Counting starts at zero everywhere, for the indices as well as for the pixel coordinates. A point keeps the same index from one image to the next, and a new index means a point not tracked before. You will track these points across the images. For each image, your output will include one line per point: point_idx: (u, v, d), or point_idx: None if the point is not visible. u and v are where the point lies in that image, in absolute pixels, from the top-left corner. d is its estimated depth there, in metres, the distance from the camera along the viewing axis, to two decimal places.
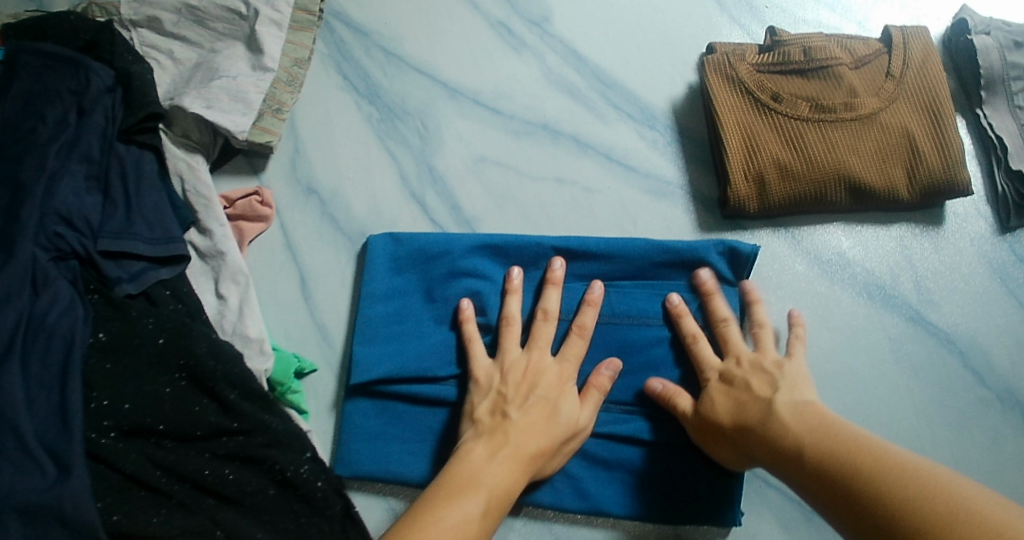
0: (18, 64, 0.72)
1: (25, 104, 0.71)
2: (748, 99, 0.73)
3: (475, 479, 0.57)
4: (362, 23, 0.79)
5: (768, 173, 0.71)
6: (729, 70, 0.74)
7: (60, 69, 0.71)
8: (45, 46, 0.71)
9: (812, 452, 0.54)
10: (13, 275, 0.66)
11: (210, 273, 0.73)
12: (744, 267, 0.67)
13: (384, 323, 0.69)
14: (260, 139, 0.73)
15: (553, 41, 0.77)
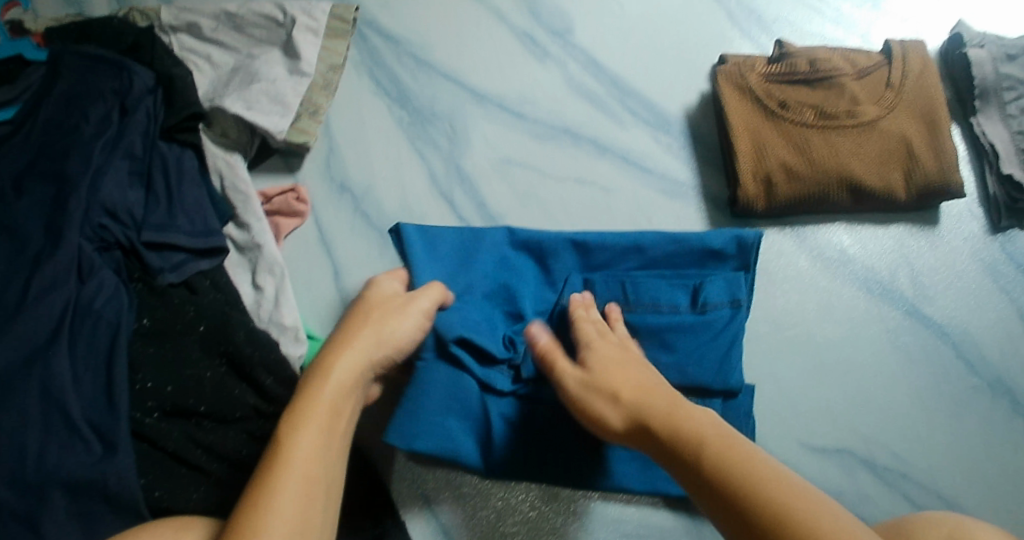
0: (63, 64, 0.81)
1: (68, 102, 0.80)
2: (757, 106, 0.77)
3: (285, 457, 0.56)
4: (394, 32, 0.83)
5: (776, 175, 0.75)
6: (739, 79, 0.78)
7: (104, 70, 0.81)
8: (88, 49, 0.81)
9: (708, 456, 0.53)
10: (62, 264, 0.72)
11: (248, 265, 0.78)
12: (751, 253, 0.71)
13: None
14: (296, 138, 0.78)
15: (573, 50, 0.81)
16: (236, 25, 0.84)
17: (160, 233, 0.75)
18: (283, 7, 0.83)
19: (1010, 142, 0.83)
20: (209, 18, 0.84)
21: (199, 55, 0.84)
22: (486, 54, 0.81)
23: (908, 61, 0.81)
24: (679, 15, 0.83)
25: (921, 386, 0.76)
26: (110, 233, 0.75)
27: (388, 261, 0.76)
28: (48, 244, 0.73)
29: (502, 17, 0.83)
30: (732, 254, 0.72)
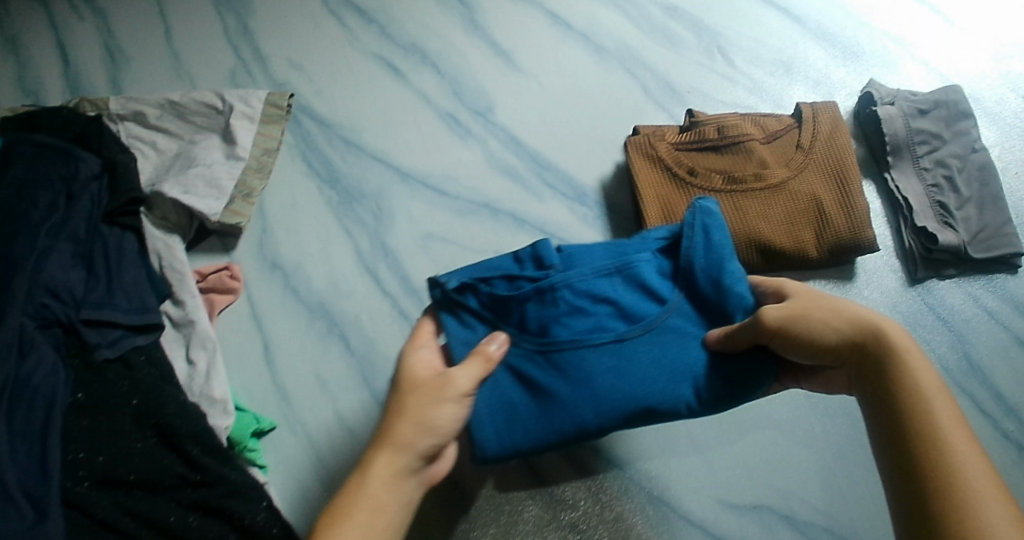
0: (14, 152, 0.81)
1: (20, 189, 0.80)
2: (667, 174, 0.80)
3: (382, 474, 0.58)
4: (327, 117, 0.86)
5: None
6: (650, 149, 0.81)
7: (52, 157, 0.82)
8: (39, 138, 0.82)
9: (907, 423, 0.52)
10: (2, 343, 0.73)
11: (182, 340, 0.81)
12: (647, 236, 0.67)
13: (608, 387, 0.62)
14: (230, 220, 0.81)
15: (495, 128, 0.84)
16: (180, 113, 0.88)
17: (102, 309, 0.77)
18: (222, 96, 0.87)
19: (922, 196, 0.86)
20: (154, 106, 0.88)
21: (145, 142, 0.88)
22: (410, 133, 0.84)
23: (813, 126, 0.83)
24: (595, 91, 0.85)
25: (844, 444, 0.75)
26: (51, 307, 0.77)
27: (314, 334, 0.79)
28: None
29: (427, 98, 0.85)
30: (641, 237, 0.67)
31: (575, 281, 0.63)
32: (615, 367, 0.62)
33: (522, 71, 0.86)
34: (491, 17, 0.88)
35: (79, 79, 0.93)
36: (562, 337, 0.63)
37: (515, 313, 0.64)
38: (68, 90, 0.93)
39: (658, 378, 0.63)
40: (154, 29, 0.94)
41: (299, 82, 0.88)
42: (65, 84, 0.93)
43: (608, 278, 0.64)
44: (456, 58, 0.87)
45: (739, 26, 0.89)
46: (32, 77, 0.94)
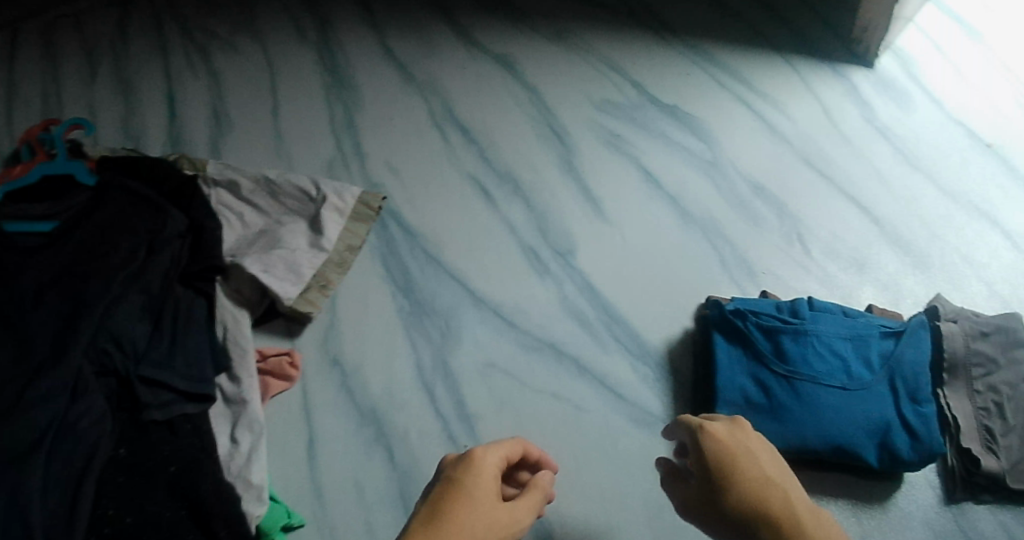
0: (106, 195, 0.90)
1: (104, 231, 0.88)
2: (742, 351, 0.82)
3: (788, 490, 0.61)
4: (414, 226, 0.90)
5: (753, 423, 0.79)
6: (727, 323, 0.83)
7: (142, 208, 0.89)
8: (134, 188, 0.90)
9: None
10: (59, 381, 0.76)
11: (230, 417, 0.81)
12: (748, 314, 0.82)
13: (812, 406, 0.79)
14: (302, 307, 0.83)
15: (574, 272, 0.87)
16: (273, 192, 0.90)
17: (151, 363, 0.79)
18: (317, 184, 0.90)
19: (975, 419, 0.86)
20: (249, 180, 0.91)
21: (233, 212, 0.90)
22: (491, 260, 0.88)
23: (883, 326, 0.86)
24: (672, 255, 0.89)
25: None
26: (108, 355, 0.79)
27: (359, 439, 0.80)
28: (50, 357, 0.78)
29: (514, 229, 0.89)
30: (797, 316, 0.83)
31: (826, 337, 0.83)
32: (843, 407, 0.80)
33: (610, 221, 0.90)
34: (587, 161, 0.93)
35: (182, 137, 0.97)
36: (806, 370, 0.80)
37: (773, 341, 0.82)
38: (168, 143, 0.97)
39: (852, 431, 0.79)
40: (263, 106, 0.98)
41: (394, 187, 0.92)
42: (168, 139, 0.97)
43: (843, 341, 0.83)
44: (549, 196, 0.91)
45: (817, 217, 0.94)
46: (139, 125, 0.99)
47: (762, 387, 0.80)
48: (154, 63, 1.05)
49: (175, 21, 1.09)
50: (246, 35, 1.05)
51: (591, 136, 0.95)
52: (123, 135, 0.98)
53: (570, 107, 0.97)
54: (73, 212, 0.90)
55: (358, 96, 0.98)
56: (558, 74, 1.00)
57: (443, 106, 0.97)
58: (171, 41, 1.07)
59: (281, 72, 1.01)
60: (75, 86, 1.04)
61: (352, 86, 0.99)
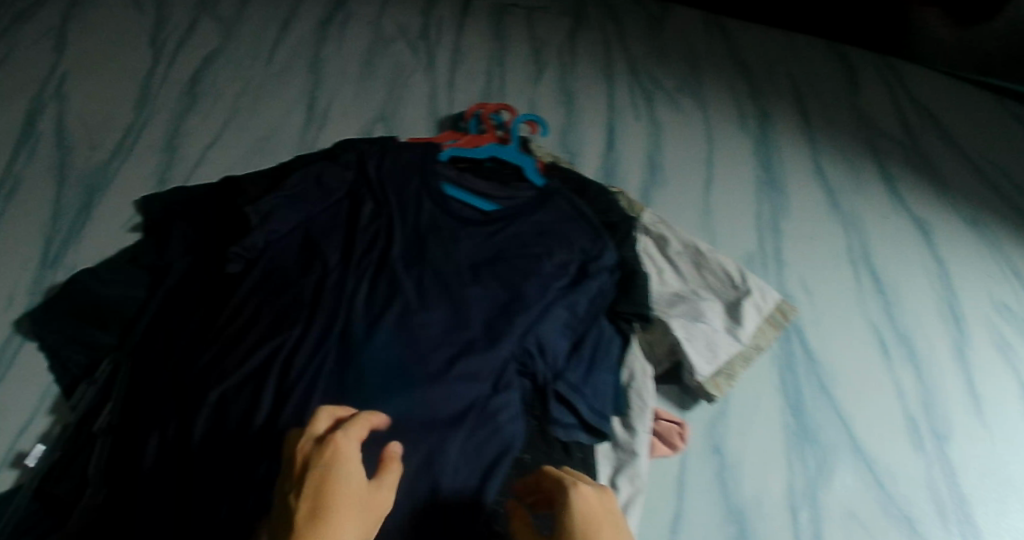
0: (552, 199, 0.92)
1: (541, 232, 0.90)
2: None
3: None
4: (815, 350, 0.94)
5: None
6: None
7: (582, 226, 0.91)
8: (582, 206, 0.92)
9: None
10: (490, 366, 0.80)
11: (613, 460, 0.84)
12: None
13: None
14: (708, 388, 0.87)
15: (945, 460, 0.90)
16: (698, 263, 0.94)
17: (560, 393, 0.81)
18: (743, 274, 0.94)
19: None
20: (680, 242, 0.95)
21: (657, 267, 0.94)
22: (874, 414, 0.91)
23: None
24: None
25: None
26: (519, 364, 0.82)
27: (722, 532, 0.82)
28: (482, 338, 0.81)
29: (902, 395, 0.93)
30: None
31: None
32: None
33: (986, 424, 0.92)
34: (978, 358, 0.97)
35: (618, 173, 1.00)
36: None
37: None
38: (603, 173, 1.00)
39: None
40: (699, 173, 1.01)
41: (805, 306, 0.96)
42: (605, 167, 1.00)
43: None
44: (937, 377, 0.95)
45: None
46: (576, 141, 1.02)
47: None
48: (599, 86, 1.07)
49: (623, 51, 1.11)
50: (690, 94, 1.08)
51: (985, 336, 0.99)
52: (562, 145, 1.01)
53: (973, 297, 1.01)
54: (517, 201, 0.92)
55: (788, 202, 1.02)
56: (969, 259, 1.03)
57: (860, 244, 1.01)
58: (618, 71, 1.09)
59: (717, 145, 1.04)
60: (518, 74, 1.07)
61: (783, 190, 1.03)
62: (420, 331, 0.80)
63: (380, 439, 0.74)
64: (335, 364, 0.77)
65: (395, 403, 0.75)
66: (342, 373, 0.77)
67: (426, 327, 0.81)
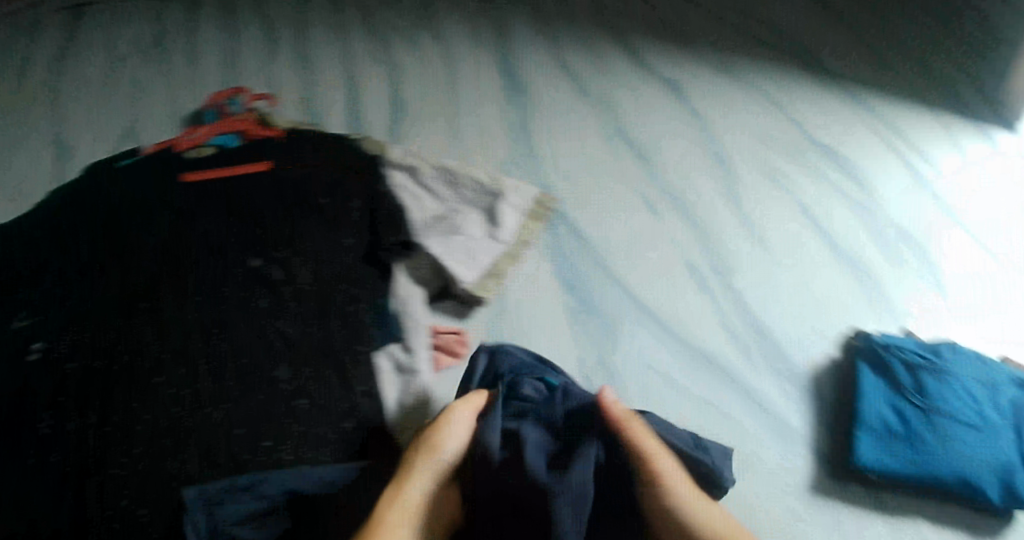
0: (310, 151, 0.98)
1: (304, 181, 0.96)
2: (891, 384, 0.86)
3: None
4: (582, 228, 0.94)
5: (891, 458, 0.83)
6: (877, 356, 0.87)
7: (336, 171, 0.97)
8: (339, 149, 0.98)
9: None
10: (264, 309, 0.85)
11: (400, 384, 0.88)
12: (888, 352, 0.87)
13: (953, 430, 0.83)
14: (478, 292, 0.90)
15: (732, 291, 0.91)
16: (451, 182, 0.96)
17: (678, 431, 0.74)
18: (495, 178, 0.96)
19: None
20: (429, 167, 0.97)
21: (411, 196, 0.96)
22: (654, 268, 0.92)
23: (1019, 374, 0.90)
24: (825, 290, 0.93)
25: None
26: (306, 313, 0.85)
27: None
28: (252, 287, 0.86)
29: (676, 243, 0.93)
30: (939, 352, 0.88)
31: (964, 379, 0.87)
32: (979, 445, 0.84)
33: (766, 247, 0.94)
34: (746, 188, 0.98)
35: (363, 121, 1.03)
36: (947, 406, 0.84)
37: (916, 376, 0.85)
38: (348, 125, 1.03)
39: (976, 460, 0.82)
40: (440, 93, 1.04)
41: (564, 189, 0.96)
42: (348, 119, 1.04)
43: (979, 385, 0.87)
44: (708, 216, 0.95)
45: (965, 266, 0.98)
46: (319, 104, 1.06)
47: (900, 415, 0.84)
48: (333, 45, 1.12)
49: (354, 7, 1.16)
50: (422, 29, 1.12)
51: (754, 166, 1.00)
52: (303, 109, 1.05)
53: (733, 137, 1.02)
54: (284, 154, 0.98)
55: (531, 95, 1.04)
56: (723, 102, 1.05)
57: (612, 118, 1.02)
58: (350, 26, 1.14)
59: (453, 61, 1.07)
60: (258, 60, 1.12)
61: (524, 87, 1.04)
62: (220, 282, 0.86)
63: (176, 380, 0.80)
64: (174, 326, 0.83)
65: (218, 333, 0.83)
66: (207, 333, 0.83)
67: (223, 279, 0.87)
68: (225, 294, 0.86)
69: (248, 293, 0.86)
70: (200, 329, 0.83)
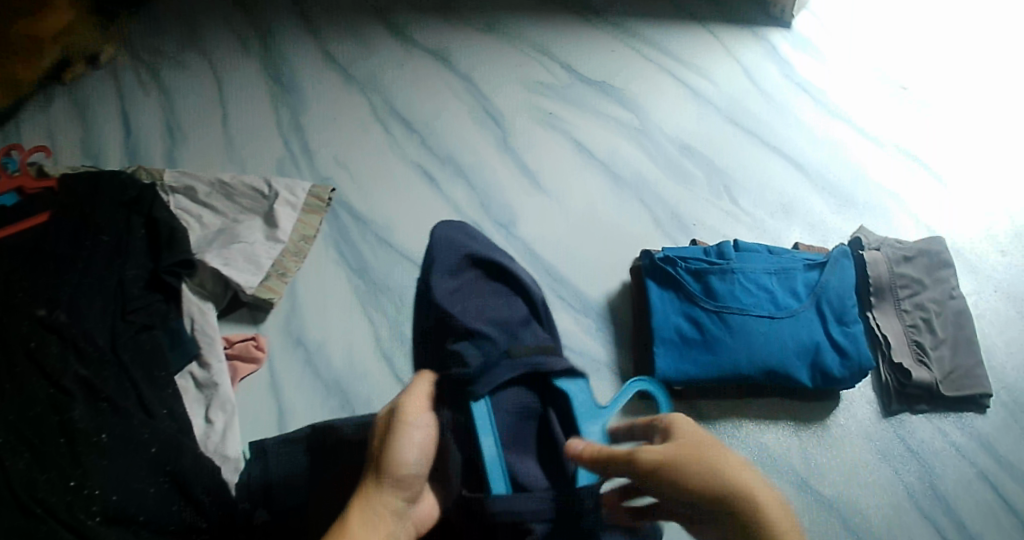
0: (82, 191, 0.95)
1: (80, 225, 0.93)
2: (680, 294, 0.87)
3: (767, 497, 0.59)
4: (364, 213, 0.97)
5: (691, 368, 0.85)
6: (671, 269, 0.88)
7: (112, 204, 0.95)
8: (110, 185, 0.96)
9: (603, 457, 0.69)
10: (54, 352, 0.83)
11: (204, 400, 0.87)
12: (676, 265, 0.88)
13: (744, 328, 0.85)
14: (263, 295, 0.89)
15: (515, 240, 0.95)
16: (228, 194, 0.97)
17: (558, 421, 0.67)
18: (269, 182, 0.97)
19: (902, 336, 0.94)
20: (204, 184, 0.98)
21: (191, 215, 0.96)
22: None
23: (807, 259, 0.92)
24: (610, 217, 0.97)
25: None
26: (99, 352, 0.85)
27: (328, 409, 0.87)
28: (38, 330, 0.84)
29: (457, 209, 0.97)
30: (726, 256, 0.89)
31: (751, 273, 0.89)
32: (769, 333, 0.86)
33: (545, 191, 0.98)
34: (522, 140, 1.02)
35: (140, 152, 1.06)
36: (733, 304, 0.86)
37: (702, 283, 0.87)
38: (127, 159, 1.06)
39: (768, 352, 0.85)
40: (215, 115, 1.07)
41: (343, 179, 0.99)
42: (126, 155, 1.06)
43: (768, 277, 0.89)
44: (488, 175, 0.99)
45: (744, 171, 1.04)
46: (97, 144, 1.08)
47: (693, 324, 0.86)
48: (106, 86, 1.12)
49: (122, 42, 1.16)
50: (193, 52, 1.14)
51: (526, 117, 1.04)
52: (81, 153, 1.07)
53: (505, 95, 1.06)
54: (53, 200, 0.96)
55: (304, 98, 1.07)
56: (493, 63, 1.09)
57: (384, 101, 1.06)
58: (120, 63, 1.14)
59: (226, 79, 1.10)
60: (31, 112, 1.11)
61: (297, 89, 1.08)
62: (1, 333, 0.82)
63: None
64: None
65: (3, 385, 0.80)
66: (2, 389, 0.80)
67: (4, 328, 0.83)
68: (12, 343, 0.82)
69: (38, 340, 0.83)
70: None
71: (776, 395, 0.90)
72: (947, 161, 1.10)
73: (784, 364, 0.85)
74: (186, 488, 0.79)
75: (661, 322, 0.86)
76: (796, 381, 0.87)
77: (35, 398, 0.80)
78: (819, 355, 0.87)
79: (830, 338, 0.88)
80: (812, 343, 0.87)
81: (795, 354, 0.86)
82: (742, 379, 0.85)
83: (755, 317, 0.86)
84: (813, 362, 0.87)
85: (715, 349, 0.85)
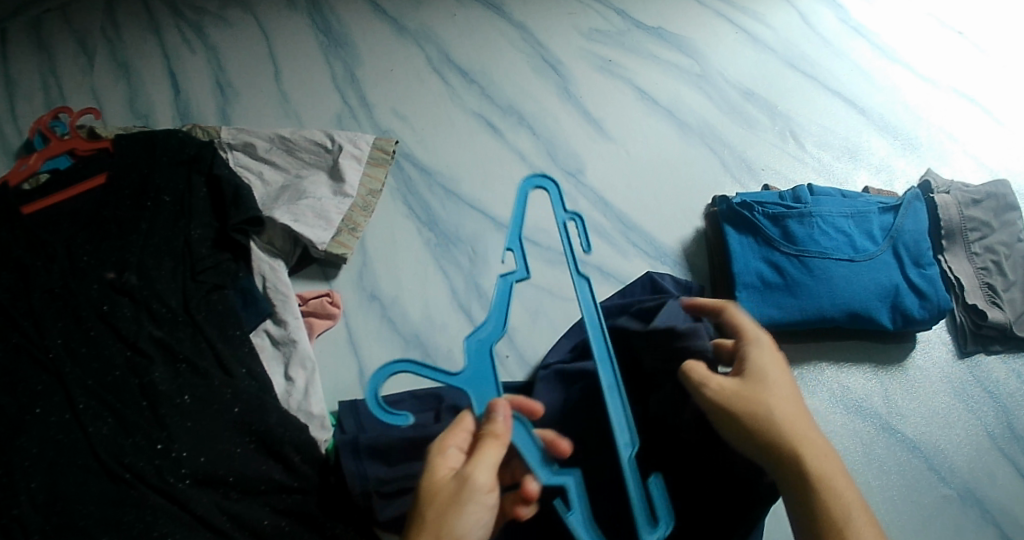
0: (138, 149, 0.93)
1: (141, 185, 0.91)
2: (759, 239, 0.86)
3: (813, 447, 0.64)
4: (428, 164, 0.96)
5: (778, 314, 0.84)
6: (748, 211, 0.88)
7: (171, 163, 0.92)
8: (167, 143, 0.93)
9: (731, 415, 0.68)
10: (127, 317, 0.83)
11: (281, 357, 0.86)
12: (752, 210, 0.88)
13: (826, 271, 0.85)
14: (336, 251, 0.88)
15: (585, 189, 0.94)
16: (289, 149, 0.95)
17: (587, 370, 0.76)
18: (331, 136, 0.95)
19: (974, 277, 0.93)
20: (264, 139, 0.96)
21: (253, 172, 0.95)
22: (510, 186, 0.94)
23: (881, 202, 0.91)
24: (678, 163, 0.97)
25: (878, 503, 0.84)
26: (171, 314, 0.84)
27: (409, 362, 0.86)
28: (111, 297, 0.84)
29: (524, 157, 0.96)
30: (803, 200, 0.88)
31: (829, 216, 0.88)
32: (850, 277, 0.85)
33: (612, 139, 0.98)
34: (583, 87, 1.01)
35: (190, 109, 1.03)
36: (813, 248, 0.85)
37: (781, 228, 0.87)
38: (178, 117, 1.03)
39: (851, 295, 0.84)
40: (266, 72, 1.05)
41: (404, 131, 0.98)
42: (176, 115, 1.03)
43: (846, 220, 0.88)
44: (551, 122, 0.99)
45: (808, 114, 1.03)
46: (145, 104, 1.05)
47: (774, 270, 0.85)
48: (150, 45, 1.10)
49: (162, 0, 1.13)
50: (236, 7, 1.11)
51: (585, 64, 1.03)
52: (131, 114, 1.04)
53: (561, 42, 1.05)
54: (110, 162, 0.93)
55: (356, 51, 1.05)
56: (544, 12, 1.07)
57: (438, 52, 1.04)
58: (162, 22, 1.11)
59: (273, 35, 1.08)
60: (75, 74, 1.08)
61: (348, 43, 1.06)
62: (77, 300, 0.83)
63: (47, 405, 0.77)
64: (30, 354, 0.80)
65: (81, 351, 0.81)
66: (81, 354, 0.81)
67: (79, 295, 0.83)
68: (86, 308, 0.83)
69: (111, 304, 0.83)
70: (66, 349, 0.81)
71: (846, 336, 0.91)
72: (1009, 102, 1.07)
73: (867, 306, 0.85)
74: (275, 449, 0.78)
75: (742, 267, 0.85)
76: (878, 325, 0.86)
77: (114, 361, 0.81)
78: (900, 298, 0.87)
79: (911, 282, 0.87)
80: (896, 286, 0.86)
81: (876, 297, 0.85)
82: (827, 324, 0.85)
83: (836, 262, 0.85)
84: (894, 306, 0.87)
85: (798, 293, 0.84)
